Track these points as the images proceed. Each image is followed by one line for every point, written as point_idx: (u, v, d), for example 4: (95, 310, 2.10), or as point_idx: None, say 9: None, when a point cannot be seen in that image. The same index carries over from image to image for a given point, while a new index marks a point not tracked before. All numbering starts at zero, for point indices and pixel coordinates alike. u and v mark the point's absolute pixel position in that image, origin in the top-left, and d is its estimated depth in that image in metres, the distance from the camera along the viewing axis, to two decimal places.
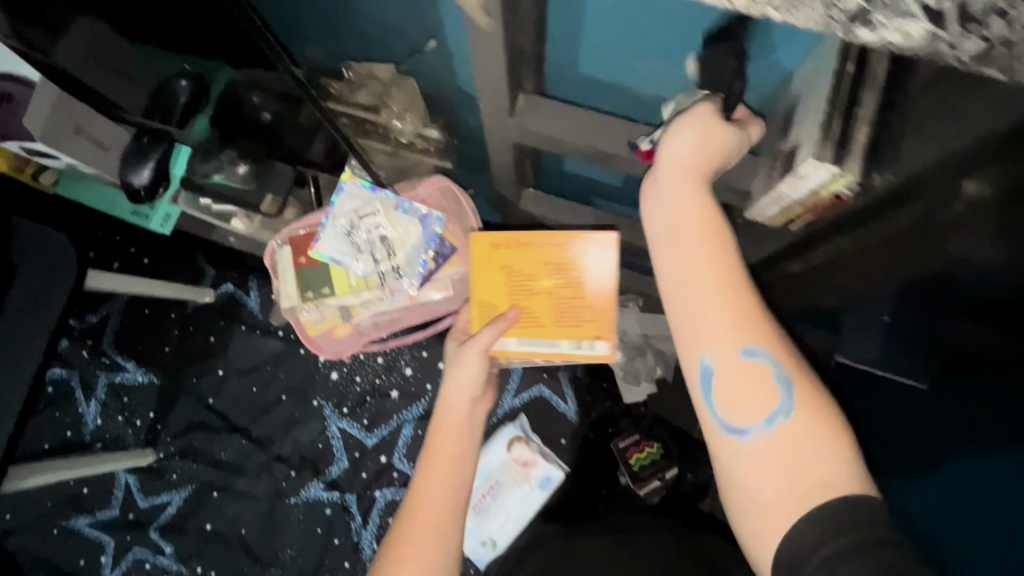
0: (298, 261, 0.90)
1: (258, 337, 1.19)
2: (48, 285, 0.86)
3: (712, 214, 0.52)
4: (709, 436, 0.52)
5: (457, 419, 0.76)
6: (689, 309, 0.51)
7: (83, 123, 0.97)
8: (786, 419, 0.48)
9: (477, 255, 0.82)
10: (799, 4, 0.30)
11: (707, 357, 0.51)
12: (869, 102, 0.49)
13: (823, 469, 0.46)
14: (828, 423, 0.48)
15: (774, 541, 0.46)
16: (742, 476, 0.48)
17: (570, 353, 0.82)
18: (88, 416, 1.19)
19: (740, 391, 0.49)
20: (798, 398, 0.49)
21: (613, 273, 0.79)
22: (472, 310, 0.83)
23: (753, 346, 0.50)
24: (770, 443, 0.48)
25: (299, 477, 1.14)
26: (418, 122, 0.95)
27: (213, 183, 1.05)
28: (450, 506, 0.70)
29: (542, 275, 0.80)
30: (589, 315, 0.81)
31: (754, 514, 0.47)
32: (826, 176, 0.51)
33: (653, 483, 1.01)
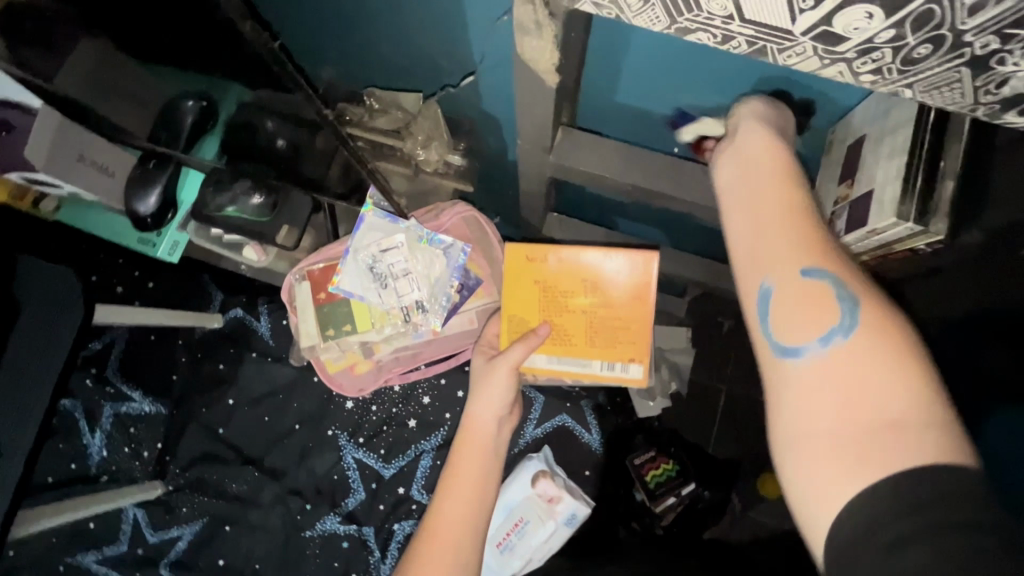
0: (318, 297, 0.87)
1: (269, 364, 1.15)
2: (53, 321, 0.81)
3: (783, 162, 0.53)
4: (763, 362, 0.49)
5: (481, 439, 0.73)
6: (752, 236, 0.51)
7: (87, 149, 0.92)
8: (847, 340, 0.45)
9: (510, 268, 0.77)
10: (941, 90, 0.36)
11: (767, 279, 0.49)
12: (955, 154, 0.45)
13: (893, 406, 0.41)
14: (905, 361, 0.43)
15: (835, 480, 0.41)
16: (795, 400, 0.45)
17: (601, 374, 0.77)
18: (93, 448, 1.14)
19: (800, 312, 0.47)
20: (864, 319, 0.45)
21: (653, 293, 0.74)
22: (501, 323, 0.79)
23: (815, 266, 0.48)
24: (829, 366, 0.44)
25: (314, 510, 1.09)
26: (442, 148, 0.90)
27: (226, 215, 1.00)
28: (472, 523, 0.68)
29: (577, 291, 0.75)
30: (624, 336, 0.76)
31: (811, 448, 0.43)
32: (905, 233, 0.48)
33: (666, 499, 1.09)
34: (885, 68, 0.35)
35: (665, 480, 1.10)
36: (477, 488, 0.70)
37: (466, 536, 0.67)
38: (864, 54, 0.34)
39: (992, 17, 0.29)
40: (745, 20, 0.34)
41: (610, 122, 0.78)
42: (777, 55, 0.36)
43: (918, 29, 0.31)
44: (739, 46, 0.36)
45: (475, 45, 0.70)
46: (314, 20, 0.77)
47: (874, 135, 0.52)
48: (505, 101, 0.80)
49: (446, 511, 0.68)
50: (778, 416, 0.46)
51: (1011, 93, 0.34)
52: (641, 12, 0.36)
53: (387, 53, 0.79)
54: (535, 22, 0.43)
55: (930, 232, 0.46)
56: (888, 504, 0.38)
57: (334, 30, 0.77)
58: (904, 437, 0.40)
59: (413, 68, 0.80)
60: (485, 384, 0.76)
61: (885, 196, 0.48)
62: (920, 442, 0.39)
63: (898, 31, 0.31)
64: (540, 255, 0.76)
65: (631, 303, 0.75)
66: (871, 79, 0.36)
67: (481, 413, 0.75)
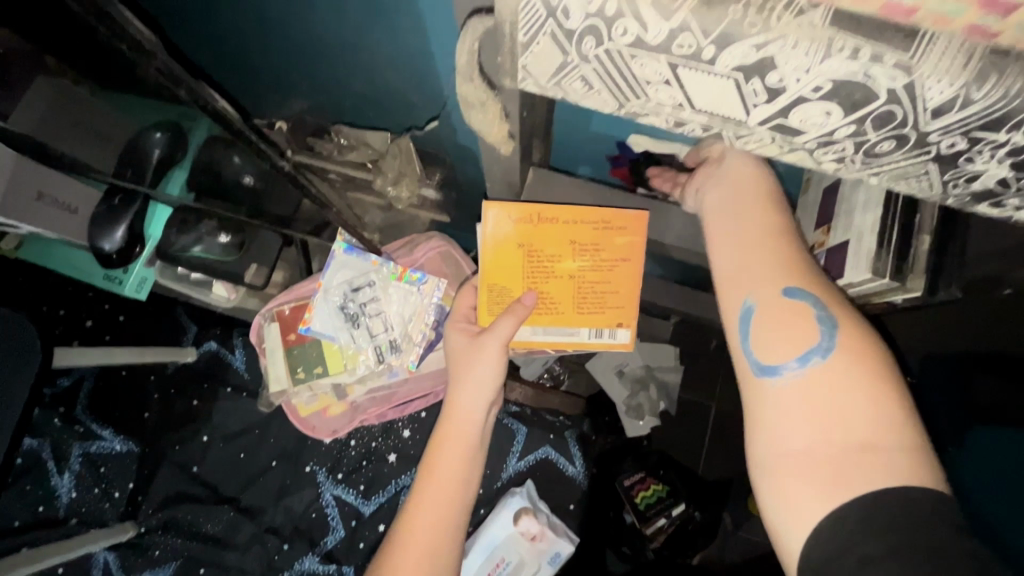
0: (287, 339, 0.85)
1: (245, 399, 1.12)
2: (13, 364, 0.77)
3: (767, 183, 0.52)
4: (741, 381, 0.47)
5: (463, 429, 0.68)
6: (734, 256, 0.50)
7: (47, 187, 0.89)
8: (825, 361, 0.44)
9: (492, 229, 0.65)
10: (913, 182, 0.34)
11: (747, 298, 0.48)
12: (930, 209, 0.44)
13: (871, 433, 0.41)
14: (884, 388, 0.42)
15: (807, 503, 0.41)
16: (773, 422, 0.44)
17: (589, 342, 0.70)
18: (61, 489, 1.09)
19: (779, 331, 0.46)
20: (844, 340, 0.44)
21: (641, 252, 0.67)
22: (479, 294, 0.69)
23: (795, 285, 0.47)
24: (806, 387, 0.43)
25: (292, 550, 1.04)
26: (414, 184, 0.88)
27: (190, 255, 0.95)
28: (454, 513, 0.65)
29: (565, 253, 0.66)
30: (612, 300, 0.68)
31: (785, 470, 0.42)
32: (881, 289, 0.46)
33: (659, 521, 1.08)
34: (848, 158, 0.33)
35: (654, 501, 1.10)
36: (461, 481, 0.66)
37: (447, 526, 0.64)
38: (826, 145, 0.32)
39: (955, 120, 0.29)
40: (697, 110, 0.33)
41: (585, 156, 0.77)
42: (735, 140, 0.35)
43: (878, 128, 0.30)
44: (694, 130, 0.35)
45: (443, 83, 0.68)
46: (280, 56, 0.75)
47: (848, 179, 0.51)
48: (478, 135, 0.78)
49: (427, 503, 0.64)
50: (754, 435, 0.45)
51: (982, 188, 0.32)
52: (589, 96, 0.34)
53: (355, 87, 0.77)
54: (480, 98, 0.41)
55: (907, 289, 0.45)
56: (852, 526, 0.39)
57: (301, 65, 0.75)
58: (874, 463, 0.40)
59: (385, 105, 0.79)
60: (471, 368, 0.69)
61: (860, 249, 0.47)
62: (888, 470, 0.39)
63: (859, 128, 0.31)
64: (526, 214, 0.65)
65: (617, 265, 0.67)
66: (834, 167, 0.34)
67: (466, 400, 0.69)
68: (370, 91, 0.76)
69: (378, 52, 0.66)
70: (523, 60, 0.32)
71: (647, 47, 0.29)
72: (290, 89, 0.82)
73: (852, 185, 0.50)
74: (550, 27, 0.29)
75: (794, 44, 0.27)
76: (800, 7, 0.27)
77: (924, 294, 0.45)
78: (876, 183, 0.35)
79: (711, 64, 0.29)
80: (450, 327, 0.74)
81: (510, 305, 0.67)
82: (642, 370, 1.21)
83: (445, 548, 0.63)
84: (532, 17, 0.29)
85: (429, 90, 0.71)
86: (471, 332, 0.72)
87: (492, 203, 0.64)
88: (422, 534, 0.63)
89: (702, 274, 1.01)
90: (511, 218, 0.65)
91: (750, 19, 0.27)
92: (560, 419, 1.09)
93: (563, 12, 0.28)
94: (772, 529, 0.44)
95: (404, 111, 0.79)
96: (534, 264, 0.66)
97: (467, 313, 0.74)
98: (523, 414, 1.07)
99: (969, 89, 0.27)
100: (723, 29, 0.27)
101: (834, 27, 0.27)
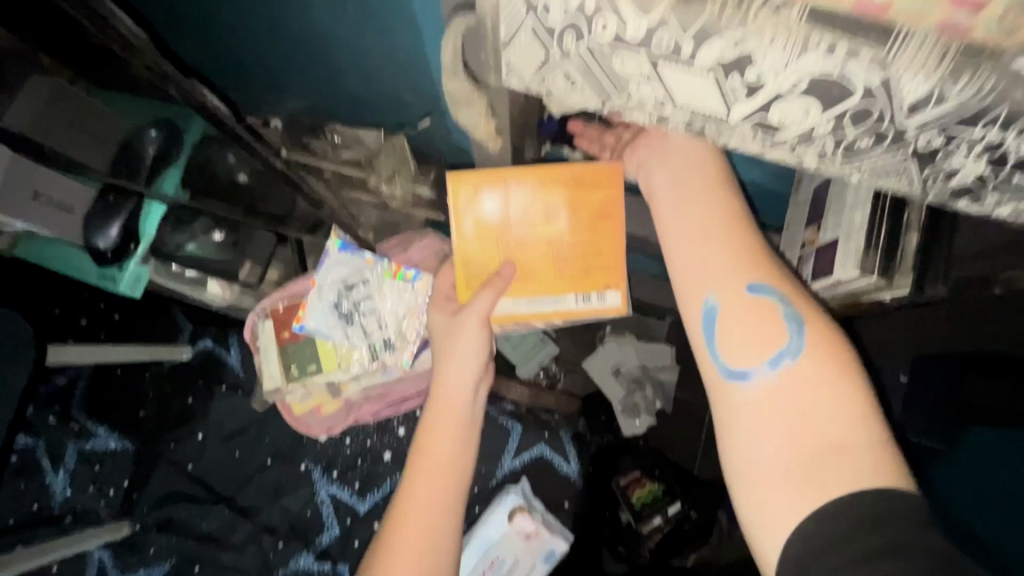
0: (281, 337, 0.86)
1: (240, 398, 1.12)
2: (7, 362, 0.77)
3: (721, 173, 0.51)
4: (709, 382, 0.48)
5: (454, 405, 0.70)
6: (692, 255, 0.50)
7: (42, 186, 0.89)
8: (789, 360, 0.45)
9: (457, 202, 0.65)
10: (892, 177, 0.34)
11: (711, 300, 0.48)
12: (917, 207, 0.45)
13: (837, 429, 0.42)
14: (846, 381, 0.43)
15: (778, 504, 0.42)
16: (742, 423, 0.45)
17: (577, 309, 0.69)
18: (56, 487, 1.09)
19: (742, 331, 0.47)
20: (807, 338, 0.45)
21: (621, 209, 0.65)
22: (457, 272, 0.70)
23: (759, 284, 0.47)
24: (774, 390, 0.44)
25: (287, 548, 1.04)
26: (408, 182, 0.88)
27: (186, 252, 1.00)
28: (452, 486, 0.66)
29: (536, 220, 0.65)
30: (596, 263, 0.67)
31: (756, 473, 0.43)
32: (868, 286, 0.47)
33: (654, 520, 1.07)
34: (828, 154, 0.33)
35: (650, 502, 1.09)
36: (456, 451, 0.68)
37: (446, 500, 0.65)
38: (805, 140, 0.33)
39: (931, 116, 0.29)
40: (679, 105, 0.33)
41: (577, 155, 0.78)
42: (716, 135, 0.36)
43: (855, 123, 0.30)
44: (676, 126, 0.36)
45: (436, 83, 0.68)
46: (273, 55, 0.75)
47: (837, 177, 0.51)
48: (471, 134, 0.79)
49: (424, 474, 0.66)
50: (725, 439, 0.46)
51: (959, 185, 0.33)
52: (571, 92, 0.35)
53: (348, 86, 0.77)
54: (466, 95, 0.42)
55: (893, 287, 0.45)
56: (826, 525, 0.39)
57: (294, 64, 0.75)
58: (843, 462, 0.41)
59: (379, 103, 0.79)
60: (459, 343, 0.72)
61: (848, 248, 0.47)
62: (858, 467, 0.40)
63: (837, 122, 0.31)
64: (489, 182, 0.64)
65: (598, 225, 0.66)
66: (815, 162, 0.35)
67: (455, 373, 0.71)
68: (363, 89, 0.77)
69: (371, 52, 0.66)
70: (505, 56, 0.32)
71: (627, 42, 0.29)
72: (284, 88, 0.82)
73: (840, 184, 0.50)
74: (530, 22, 0.30)
75: (771, 39, 0.27)
76: (778, 3, 0.26)
77: (910, 292, 0.46)
78: (857, 178, 0.35)
79: (691, 60, 0.29)
80: (434, 304, 0.76)
81: (489, 277, 0.68)
82: (637, 369, 1.23)
83: (446, 536, 0.64)
84: (512, 14, 0.29)
85: (421, 89, 0.71)
86: (452, 309, 0.74)
87: (455, 177, 0.64)
88: (421, 507, 0.64)
89: None
90: (474, 196, 0.65)
91: (728, 14, 0.27)
92: (554, 417, 1.09)
93: (544, 8, 0.29)
94: (748, 529, 0.44)
95: (398, 110, 0.79)
96: (507, 236, 0.67)
97: (449, 290, 0.76)
98: (518, 413, 1.08)
99: (943, 84, 0.27)
100: (701, 25, 0.27)
101: (808, 23, 0.26)
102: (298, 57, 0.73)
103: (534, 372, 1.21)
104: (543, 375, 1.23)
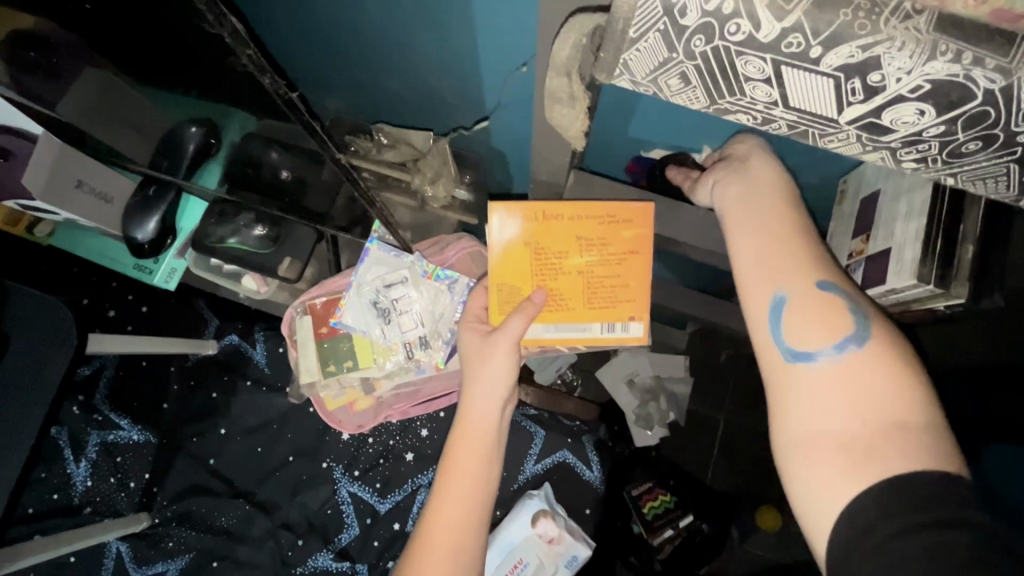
0: (319, 332, 0.87)
1: (264, 394, 1.12)
2: (49, 349, 0.78)
3: (785, 185, 0.53)
4: (772, 367, 0.47)
5: (481, 426, 0.69)
6: (757, 247, 0.51)
7: (86, 175, 0.92)
8: (856, 346, 0.45)
9: (496, 229, 0.66)
10: (983, 182, 0.33)
11: (779, 290, 0.48)
12: (974, 219, 0.45)
13: (903, 412, 0.42)
14: (912, 372, 0.44)
15: (844, 479, 0.41)
16: (806, 403, 0.45)
17: (602, 338, 0.71)
18: (77, 477, 1.09)
19: (810, 318, 0.47)
20: (872, 329, 0.46)
21: (649, 244, 0.67)
22: (490, 295, 0.71)
23: (827, 280, 0.48)
24: (841, 374, 0.44)
25: (306, 546, 1.03)
26: (450, 184, 0.89)
27: (228, 246, 1.00)
28: (475, 512, 0.65)
29: (571, 251, 0.67)
30: (624, 293, 0.69)
31: (822, 450, 0.42)
32: (925, 293, 0.48)
33: (666, 532, 1.07)
34: (929, 159, 0.32)
35: (661, 512, 1.08)
36: (479, 481, 0.66)
37: (469, 526, 0.64)
38: (910, 144, 0.32)
39: None
40: (790, 108, 0.32)
41: (619, 161, 0.80)
42: (817, 139, 0.34)
43: (969, 128, 0.29)
44: (779, 129, 0.34)
45: (487, 90, 0.70)
46: (328, 58, 0.77)
47: (888, 189, 0.53)
48: (515, 140, 0.80)
49: (449, 502, 0.65)
50: (789, 420, 0.45)
51: None
52: (680, 93, 0.33)
53: (397, 89, 0.79)
54: (568, 93, 0.43)
55: (951, 295, 0.46)
56: (895, 497, 0.38)
57: (346, 65, 0.77)
58: (908, 440, 0.40)
59: (426, 107, 0.81)
60: (485, 365, 0.71)
61: (903, 257, 0.49)
62: (927, 448, 0.40)
63: (948, 129, 0.30)
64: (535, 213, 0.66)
65: (627, 258, 0.67)
66: (912, 167, 0.34)
67: (481, 398, 0.70)
68: (413, 91, 0.78)
69: (427, 54, 0.68)
70: (626, 54, 0.31)
71: (757, 46, 0.28)
72: (332, 87, 0.84)
73: (898, 194, 0.51)
74: (662, 23, 0.28)
75: (900, 46, 0.27)
76: (907, 11, 0.26)
77: (966, 301, 0.46)
78: (951, 182, 0.34)
79: (816, 63, 0.28)
80: (464, 326, 0.76)
81: (520, 303, 0.68)
82: (650, 380, 1.23)
83: (475, 552, 0.63)
84: (647, 12, 0.28)
85: (471, 93, 0.73)
86: (483, 330, 0.74)
87: (492, 205, 0.66)
88: (444, 535, 0.63)
89: (723, 281, 1.02)
90: (510, 221, 0.66)
91: (860, 20, 0.26)
92: (576, 423, 1.09)
93: (680, 8, 0.28)
94: (800, 510, 0.44)
95: (445, 113, 0.81)
96: (541, 263, 0.68)
97: (480, 312, 0.76)
98: (540, 417, 1.08)
99: None
100: (834, 30, 0.26)
101: (938, 32, 0.26)
102: (353, 57, 0.75)
103: (553, 378, 1.21)
104: (560, 382, 1.24)
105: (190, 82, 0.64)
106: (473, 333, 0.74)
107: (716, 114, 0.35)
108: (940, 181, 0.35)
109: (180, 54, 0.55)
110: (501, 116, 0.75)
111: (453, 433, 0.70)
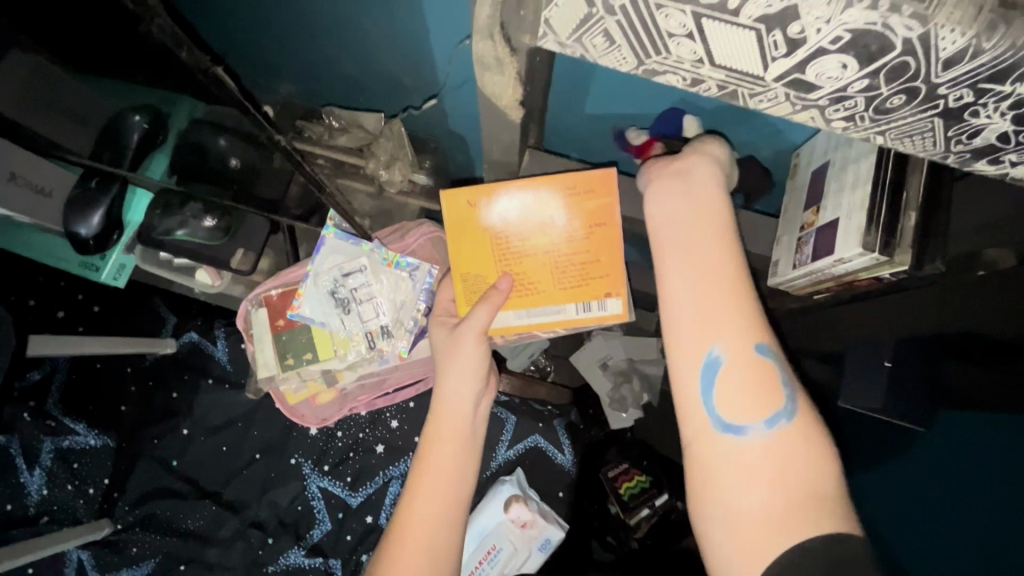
0: (276, 325, 0.85)
1: (227, 391, 1.08)
2: None
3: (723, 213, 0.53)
4: (698, 428, 0.49)
5: (453, 421, 0.68)
6: (697, 297, 0.50)
7: (21, 169, 0.88)
8: (788, 427, 0.47)
9: (451, 210, 0.67)
10: (907, 140, 0.37)
11: (715, 350, 0.49)
12: (915, 185, 0.47)
13: (819, 483, 0.45)
14: (823, 447, 0.47)
15: (761, 547, 0.44)
16: (735, 472, 0.46)
17: (577, 319, 0.68)
18: (30, 487, 1.04)
19: (746, 387, 0.48)
20: (801, 407, 0.48)
21: (616, 213, 0.65)
22: (455, 287, 0.69)
23: (764, 346, 0.49)
24: (767, 448, 0.47)
25: (277, 544, 1.00)
26: (407, 168, 0.87)
27: (175, 238, 0.95)
28: (446, 512, 0.63)
29: (533, 233, 0.66)
30: (594, 270, 0.67)
31: (744, 520, 0.45)
32: (869, 262, 0.48)
33: (642, 511, 1.06)
34: (858, 115, 0.35)
35: (638, 492, 1.08)
36: (454, 477, 0.65)
37: (440, 530, 0.62)
38: (837, 101, 0.34)
39: (965, 71, 0.29)
40: (716, 66, 0.33)
41: (574, 143, 0.79)
42: (749, 99, 0.36)
43: (891, 81, 0.31)
44: (710, 89, 0.36)
45: (437, 67, 0.68)
46: (270, 38, 0.73)
47: (837, 162, 0.54)
48: (471, 118, 0.78)
49: (421, 502, 0.63)
50: (715, 477, 0.47)
51: (981, 144, 0.35)
52: (607, 54, 0.35)
53: (348, 72, 0.76)
54: (494, 58, 0.40)
55: (894, 262, 0.47)
56: (806, 562, 0.42)
57: (289, 47, 0.74)
58: (819, 506, 0.44)
59: (379, 91, 0.79)
60: (454, 363, 0.69)
61: (849, 225, 0.49)
62: (831, 515, 0.44)
63: (872, 81, 0.31)
64: (485, 202, 0.66)
65: (593, 232, 0.66)
66: (844, 125, 0.36)
67: (454, 393, 0.68)
68: (363, 73, 0.76)
69: (371, 31, 0.65)
70: (546, 12, 0.33)
71: None
72: (280, 71, 0.81)
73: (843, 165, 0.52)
74: None
75: None
76: None
77: (909, 268, 0.48)
78: (881, 141, 0.37)
79: (736, 14, 0.29)
80: (434, 322, 0.74)
81: (486, 292, 0.67)
82: (623, 363, 1.20)
83: (448, 552, 0.62)
84: None
85: (422, 71, 0.70)
86: (451, 322, 0.73)
87: (456, 195, 0.66)
88: (419, 534, 0.61)
89: None
90: (482, 199, 0.66)
91: None
92: (547, 408, 1.09)
93: None
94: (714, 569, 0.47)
95: (398, 96, 0.79)
96: (504, 248, 0.67)
97: (450, 305, 0.75)
98: (512, 403, 1.08)
99: (978, 40, 0.27)
100: None
101: None
102: (295, 36, 0.71)
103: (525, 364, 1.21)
104: (532, 368, 1.24)
105: (117, 64, 0.61)
106: (443, 330, 0.73)
107: (646, 75, 0.37)
108: (873, 140, 0.38)
109: (109, 31, 0.52)
110: (453, 93, 0.73)
111: (428, 429, 0.68)
